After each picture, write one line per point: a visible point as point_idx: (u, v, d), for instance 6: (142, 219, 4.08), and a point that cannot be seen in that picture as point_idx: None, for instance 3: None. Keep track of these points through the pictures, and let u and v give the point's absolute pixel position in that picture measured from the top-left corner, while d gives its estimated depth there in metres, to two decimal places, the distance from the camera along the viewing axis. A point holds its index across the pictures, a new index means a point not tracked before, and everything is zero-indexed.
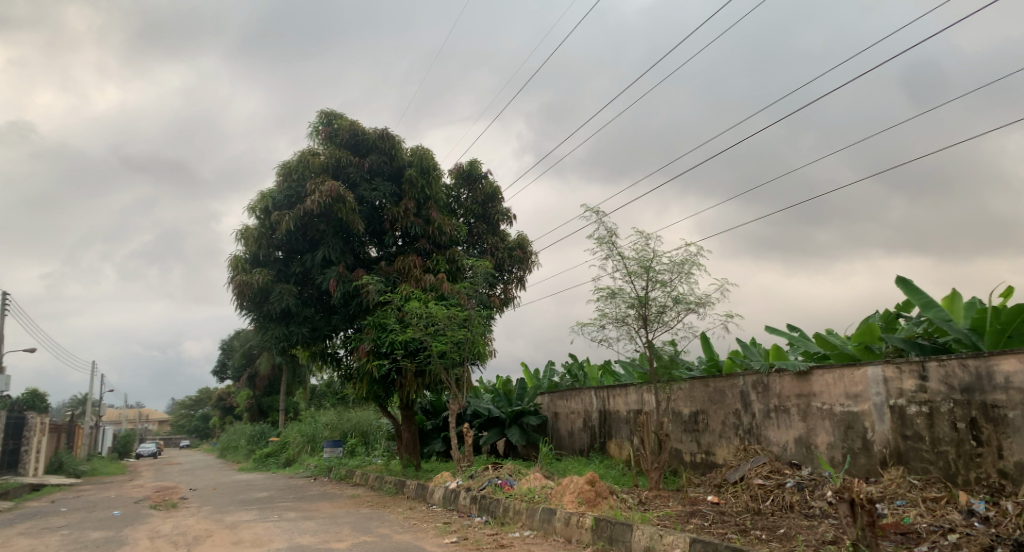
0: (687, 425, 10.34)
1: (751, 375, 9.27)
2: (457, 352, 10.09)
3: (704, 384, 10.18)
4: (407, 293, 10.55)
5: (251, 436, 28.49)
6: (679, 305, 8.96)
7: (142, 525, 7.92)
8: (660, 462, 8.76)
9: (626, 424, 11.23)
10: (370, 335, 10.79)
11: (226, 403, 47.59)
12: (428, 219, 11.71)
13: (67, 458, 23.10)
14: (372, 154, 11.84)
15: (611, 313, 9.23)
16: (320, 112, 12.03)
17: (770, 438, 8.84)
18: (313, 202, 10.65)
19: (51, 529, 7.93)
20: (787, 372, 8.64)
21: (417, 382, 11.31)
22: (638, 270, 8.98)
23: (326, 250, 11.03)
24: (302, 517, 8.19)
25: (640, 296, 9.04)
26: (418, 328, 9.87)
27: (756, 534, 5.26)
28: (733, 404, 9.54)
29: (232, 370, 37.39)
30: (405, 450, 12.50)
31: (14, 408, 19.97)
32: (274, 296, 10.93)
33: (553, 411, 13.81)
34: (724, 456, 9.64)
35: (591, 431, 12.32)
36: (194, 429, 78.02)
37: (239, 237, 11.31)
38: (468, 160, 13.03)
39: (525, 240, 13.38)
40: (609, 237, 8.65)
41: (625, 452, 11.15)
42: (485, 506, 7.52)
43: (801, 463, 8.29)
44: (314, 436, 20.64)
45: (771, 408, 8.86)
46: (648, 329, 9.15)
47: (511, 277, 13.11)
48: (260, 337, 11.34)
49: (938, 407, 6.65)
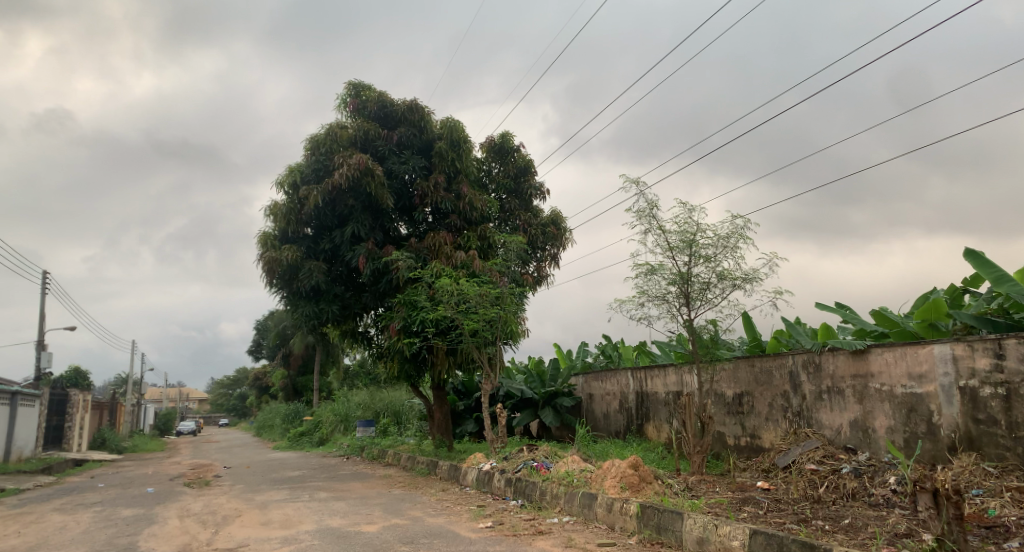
0: (731, 407, 9.88)
1: (801, 354, 8.73)
2: (489, 330, 9.73)
3: (749, 364, 9.67)
4: (438, 269, 10.20)
5: (286, 416, 28.83)
6: (724, 281, 8.44)
7: (174, 503, 7.82)
8: (703, 445, 8.36)
9: (665, 406, 10.80)
10: (401, 313, 10.52)
11: (262, 382, 48.44)
12: (459, 194, 11.33)
13: (110, 435, 23.68)
14: (401, 126, 11.48)
15: (650, 290, 8.78)
16: (347, 84, 11.66)
17: (822, 421, 8.33)
18: (341, 176, 10.36)
19: (86, 505, 7.91)
20: (840, 351, 8.09)
21: (448, 360, 11.04)
22: (680, 245, 8.47)
23: (354, 226, 10.74)
24: (334, 497, 8.01)
25: (682, 272, 8.55)
26: (449, 306, 9.55)
27: (819, 525, 4.80)
28: (781, 385, 9.02)
29: (267, 350, 38.01)
30: (437, 429, 12.29)
31: (57, 386, 20.48)
32: (304, 273, 10.72)
33: (587, 392, 13.45)
34: (770, 440, 9.16)
35: (627, 413, 11.92)
36: (233, 408, 80.25)
37: (268, 213, 11.11)
38: (500, 132, 12.56)
39: (559, 217, 12.90)
40: (650, 209, 8.17)
41: (664, 434, 10.75)
42: (521, 488, 7.22)
43: (856, 448, 7.77)
44: (347, 416, 20.72)
45: (823, 390, 8.32)
46: (690, 307, 8.66)
47: (544, 254, 12.69)
48: (291, 315, 11.21)
49: (1017, 388, 6.04)
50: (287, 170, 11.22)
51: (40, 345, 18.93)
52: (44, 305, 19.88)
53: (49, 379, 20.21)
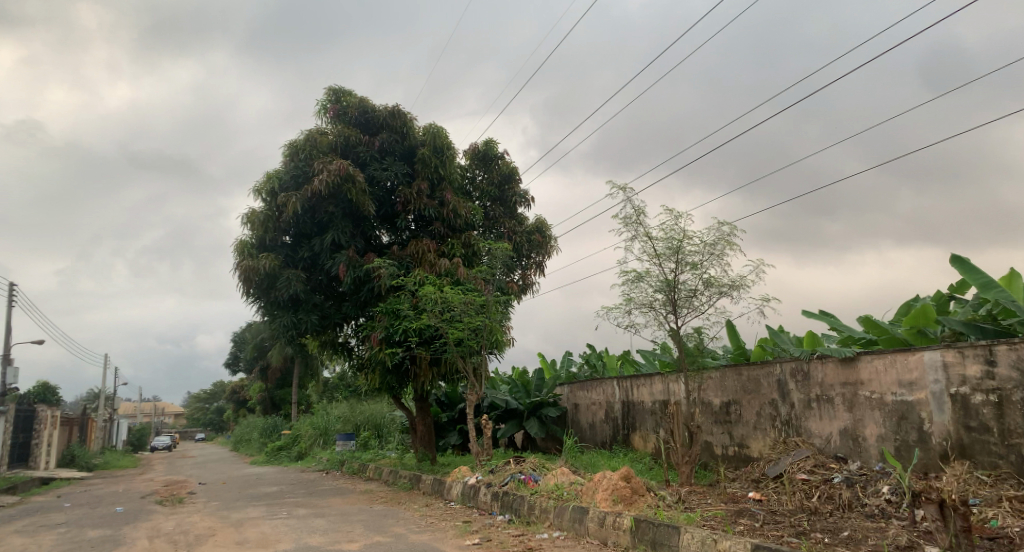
0: (719, 416, 9.77)
1: (789, 362, 8.65)
2: (474, 339, 9.52)
3: (736, 372, 9.57)
4: (421, 277, 9.97)
5: (264, 430, 28.17)
6: (712, 289, 8.34)
7: (144, 523, 7.44)
8: (692, 455, 8.21)
9: (652, 415, 10.66)
10: (382, 323, 10.25)
11: (240, 396, 47.50)
12: (442, 201, 11.15)
13: (80, 452, 22.90)
14: (382, 132, 11.28)
15: (636, 298, 8.65)
16: (327, 89, 11.44)
17: (811, 429, 8.24)
18: (321, 182, 10.12)
19: (49, 526, 7.49)
20: (829, 359, 8.02)
21: (432, 371, 10.79)
22: (666, 251, 8.38)
23: (335, 233, 10.48)
24: (313, 514, 7.71)
25: (668, 279, 8.44)
26: (433, 314, 9.31)
27: (819, 537, 4.66)
28: (769, 394, 8.93)
29: (245, 362, 37.25)
30: (420, 442, 12.00)
31: (23, 401, 19.72)
32: (282, 282, 10.42)
33: (573, 402, 13.26)
34: (759, 449, 9.05)
35: (613, 424, 11.75)
36: (209, 422, 78.67)
37: (245, 220, 10.81)
38: (484, 140, 12.42)
39: (544, 224, 12.76)
40: (636, 215, 8.07)
41: (651, 444, 10.60)
42: (508, 503, 6.99)
43: (847, 457, 7.68)
44: (326, 429, 20.26)
45: (812, 398, 8.24)
46: (677, 314, 8.55)
47: (529, 263, 12.53)
48: (268, 325, 10.89)
49: (1009, 395, 5.98)
50: (265, 176, 10.94)
51: (5, 359, 18.23)
52: (10, 317, 19.17)
53: (15, 394, 19.48)
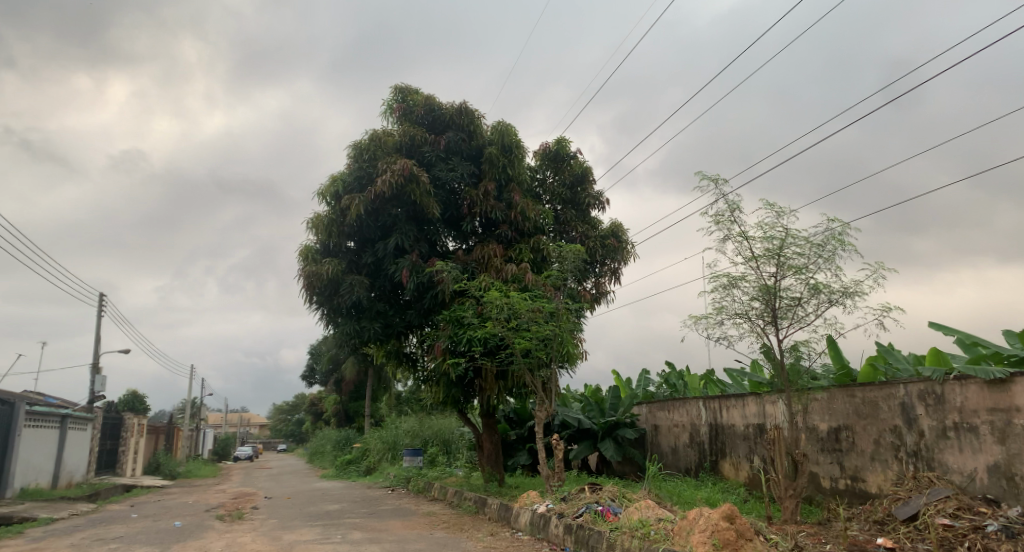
0: (827, 444, 8.47)
1: (916, 383, 7.27)
2: (543, 350, 8.70)
3: (847, 393, 8.26)
4: (486, 283, 9.29)
5: (337, 442, 28.46)
6: (820, 296, 7.15)
7: (194, 542, 7.02)
8: (798, 489, 6.95)
9: (744, 440, 9.45)
10: (446, 332, 9.62)
11: (316, 408, 48.88)
12: (510, 203, 10.48)
13: (164, 459, 23.77)
14: (449, 130, 10.78)
15: (728, 307, 7.59)
16: (393, 89, 11.09)
17: (948, 464, 6.86)
18: (384, 182, 9.70)
19: (104, 541, 7.20)
20: (971, 381, 6.64)
21: (499, 385, 10.09)
22: (764, 253, 7.27)
23: (398, 237, 9.99)
24: (368, 539, 7.06)
25: (767, 284, 7.33)
26: (499, 322, 8.60)
27: None
28: (890, 419, 7.58)
29: (320, 374, 38.09)
30: (487, 462, 11.25)
31: (113, 409, 20.62)
32: (345, 288, 10.03)
33: (652, 423, 12.17)
34: (878, 484, 7.70)
35: (698, 448, 10.57)
36: (288, 432, 81.78)
37: (309, 225, 10.54)
38: (555, 139, 11.69)
39: (619, 228, 11.86)
40: (729, 211, 7.04)
41: (743, 473, 9.40)
42: (583, 538, 6.10)
43: (1000, 500, 6.26)
44: (394, 444, 19.92)
45: (949, 427, 6.86)
46: (777, 326, 7.39)
47: (603, 269, 11.62)
48: (331, 333, 10.53)
49: None
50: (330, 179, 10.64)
51: (95, 367, 19.04)
52: (101, 326, 20.05)
53: (105, 401, 20.30)
